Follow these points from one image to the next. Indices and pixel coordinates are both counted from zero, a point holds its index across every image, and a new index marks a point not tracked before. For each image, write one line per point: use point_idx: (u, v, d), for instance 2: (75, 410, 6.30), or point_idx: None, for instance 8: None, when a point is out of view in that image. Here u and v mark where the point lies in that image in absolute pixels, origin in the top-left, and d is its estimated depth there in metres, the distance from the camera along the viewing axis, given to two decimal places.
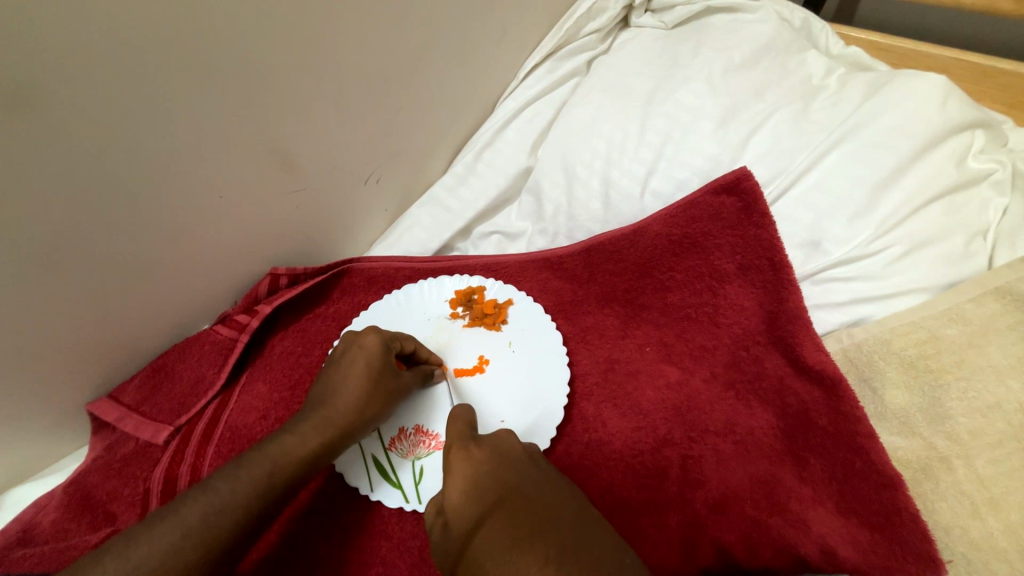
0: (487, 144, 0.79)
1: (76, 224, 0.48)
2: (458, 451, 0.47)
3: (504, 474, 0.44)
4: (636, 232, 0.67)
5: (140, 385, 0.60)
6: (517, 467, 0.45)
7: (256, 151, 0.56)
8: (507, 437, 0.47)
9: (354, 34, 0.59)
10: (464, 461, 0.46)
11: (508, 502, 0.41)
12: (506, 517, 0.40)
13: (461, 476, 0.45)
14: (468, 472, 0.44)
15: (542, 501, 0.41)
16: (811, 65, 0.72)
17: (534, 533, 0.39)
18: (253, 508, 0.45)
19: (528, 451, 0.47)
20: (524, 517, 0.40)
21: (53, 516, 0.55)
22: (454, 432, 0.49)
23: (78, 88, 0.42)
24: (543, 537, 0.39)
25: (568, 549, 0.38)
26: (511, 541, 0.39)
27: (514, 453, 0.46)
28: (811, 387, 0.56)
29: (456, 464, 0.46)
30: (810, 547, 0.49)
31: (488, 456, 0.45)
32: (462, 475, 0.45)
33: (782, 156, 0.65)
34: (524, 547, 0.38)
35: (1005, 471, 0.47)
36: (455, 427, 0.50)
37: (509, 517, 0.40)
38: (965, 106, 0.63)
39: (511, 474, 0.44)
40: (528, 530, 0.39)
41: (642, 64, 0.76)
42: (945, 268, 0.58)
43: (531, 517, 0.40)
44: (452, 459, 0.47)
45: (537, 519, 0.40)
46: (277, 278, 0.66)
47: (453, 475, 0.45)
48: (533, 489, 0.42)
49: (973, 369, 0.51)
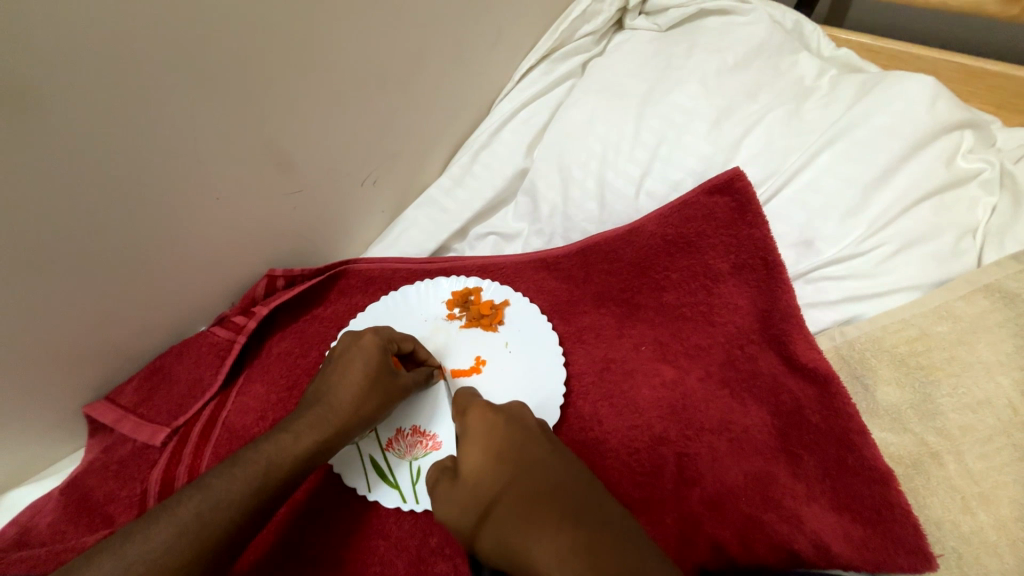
0: (483, 146, 0.79)
1: (76, 226, 0.49)
2: (480, 415, 0.47)
3: (518, 445, 0.45)
4: (631, 232, 0.68)
5: (137, 387, 0.60)
6: (531, 439, 0.46)
7: (255, 153, 0.57)
8: (521, 410, 0.49)
9: (353, 36, 0.59)
10: (480, 424, 0.47)
11: (523, 475, 0.43)
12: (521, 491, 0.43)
13: (479, 441, 0.46)
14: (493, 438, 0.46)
15: (552, 473, 0.44)
16: (803, 67, 0.73)
17: (549, 502, 0.42)
18: (248, 506, 0.46)
19: (540, 425, 0.49)
20: (539, 488, 0.43)
21: (50, 518, 0.55)
22: (465, 400, 0.50)
23: (78, 92, 0.43)
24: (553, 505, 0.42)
25: (569, 514, 0.42)
26: (528, 514, 0.42)
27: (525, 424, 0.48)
28: (804, 384, 0.56)
29: (474, 427, 0.47)
30: (803, 543, 0.50)
31: (503, 423, 0.47)
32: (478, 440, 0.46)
33: (774, 157, 0.66)
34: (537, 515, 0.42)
35: (995, 465, 0.48)
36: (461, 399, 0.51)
37: (528, 484, 0.43)
38: (954, 106, 0.63)
39: (518, 446, 0.45)
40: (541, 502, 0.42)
41: (636, 66, 0.77)
42: (936, 266, 0.59)
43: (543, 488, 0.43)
44: (469, 419, 0.48)
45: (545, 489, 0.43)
46: (274, 279, 0.66)
47: (476, 437, 0.46)
48: (544, 461, 0.45)
49: (963, 365, 0.52)
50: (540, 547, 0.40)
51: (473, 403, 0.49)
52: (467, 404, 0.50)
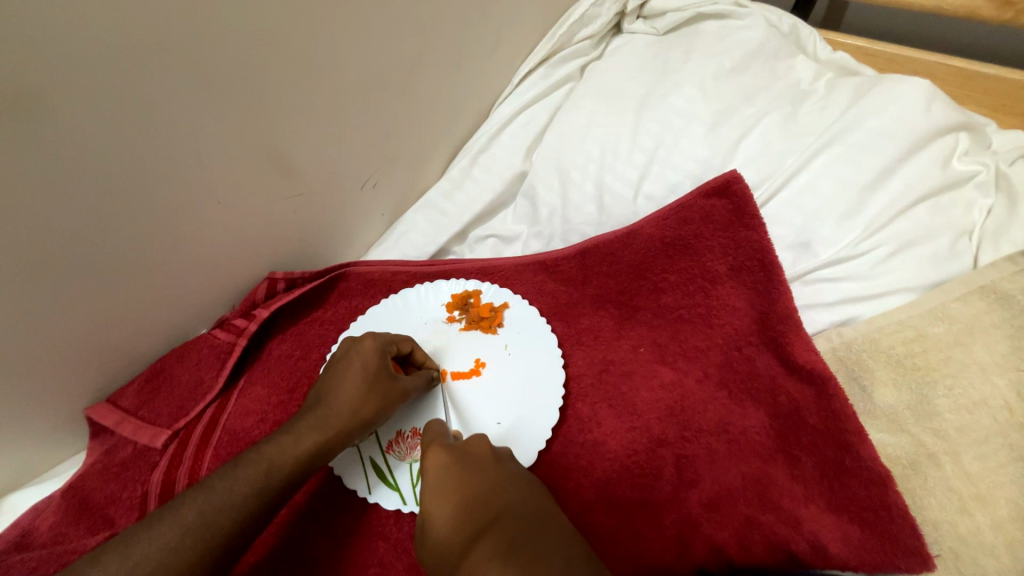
0: (482, 150, 0.80)
1: (77, 228, 0.49)
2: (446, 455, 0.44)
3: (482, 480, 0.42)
4: (629, 234, 0.68)
5: (138, 389, 0.61)
6: (484, 472, 0.43)
7: (255, 157, 0.57)
8: (477, 443, 0.46)
9: (352, 40, 0.60)
10: (440, 461, 0.44)
11: (486, 514, 0.40)
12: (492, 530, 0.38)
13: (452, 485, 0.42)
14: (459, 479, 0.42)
15: (515, 512, 0.40)
16: (800, 70, 0.73)
17: (509, 544, 0.37)
18: (251, 506, 0.46)
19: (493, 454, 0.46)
20: (510, 526, 0.39)
21: (51, 520, 0.55)
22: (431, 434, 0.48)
23: (80, 96, 0.43)
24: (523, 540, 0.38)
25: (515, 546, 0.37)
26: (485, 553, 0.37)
27: (483, 457, 0.45)
28: (802, 386, 0.57)
29: (436, 467, 0.43)
30: (801, 543, 0.50)
31: (464, 462, 0.44)
32: (438, 480, 0.43)
33: (772, 160, 0.66)
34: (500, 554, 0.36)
35: (992, 466, 0.48)
36: (428, 436, 0.49)
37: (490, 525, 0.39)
38: (950, 109, 0.64)
39: (481, 482, 0.42)
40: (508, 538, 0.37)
41: (634, 70, 0.77)
42: (932, 268, 0.59)
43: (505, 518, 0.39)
44: (428, 461, 0.44)
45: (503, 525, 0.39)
46: (275, 283, 0.67)
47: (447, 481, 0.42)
48: (509, 498, 0.41)
49: (959, 366, 0.53)
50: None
51: (432, 444, 0.46)
52: (429, 441, 0.47)
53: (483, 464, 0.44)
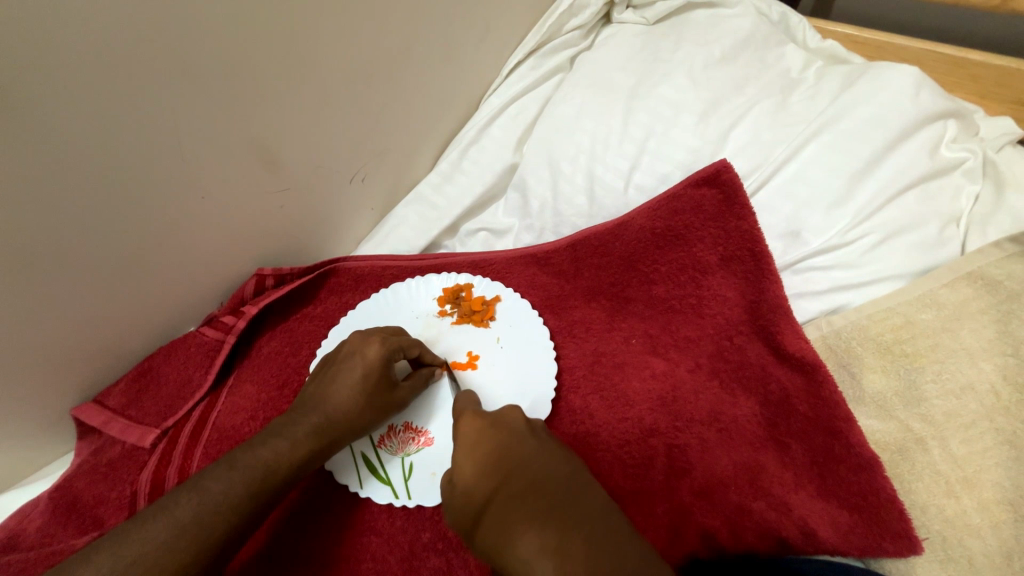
0: (472, 141, 0.79)
1: (60, 227, 0.48)
2: (469, 422, 0.46)
3: (498, 437, 0.44)
4: (620, 225, 0.68)
5: (126, 388, 0.60)
6: (521, 439, 0.44)
7: (242, 153, 0.57)
8: (512, 411, 0.48)
9: (336, 32, 0.59)
10: (474, 423, 0.46)
11: (517, 472, 0.42)
12: (511, 487, 0.41)
13: (470, 446, 0.44)
14: (478, 442, 0.44)
15: (545, 475, 0.42)
16: (789, 59, 0.73)
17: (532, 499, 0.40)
18: (246, 508, 0.46)
19: (529, 422, 0.47)
20: (524, 478, 0.41)
21: (39, 522, 0.55)
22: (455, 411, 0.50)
23: (59, 91, 0.43)
24: (536, 497, 0.40)
25: (551, 503, 0.40)
26: (516, 511, 0.40)
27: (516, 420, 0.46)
28: (792, 373, 0.57)
29: (461, 425, 0.47)
30: (791, 530, 0.51)
31: (496, 427, 0.45)
32: (472, 440, 0.45)
33: (762, 148, 0.66)
34: (517, 511, 0.39)
35: (978, 450, 0.48)
36: (459, 404, 0.51)
37: (514, 490, 0.41)
38: (939, 97, 0.64)
39: (504, 443, 0.44)
40: (529, 504, 0.40)
41: (624, 60, 0.77)
42: (920, 255, 0.59)
43: (525, 480, 0.41)
44: (462, 427, 0.47)
45: (532, 487, 0.41)
46: (263, 279, 0.65)
47: (464, 443, 0.45)
48: (539, 466, 0.42)
49: (947, 352, 0.53)
50: (526, 553, 0.38)
51: (464, 412, 0.49)
52: (462, 409, 0.49)
53: (506, 422, 0.46)
